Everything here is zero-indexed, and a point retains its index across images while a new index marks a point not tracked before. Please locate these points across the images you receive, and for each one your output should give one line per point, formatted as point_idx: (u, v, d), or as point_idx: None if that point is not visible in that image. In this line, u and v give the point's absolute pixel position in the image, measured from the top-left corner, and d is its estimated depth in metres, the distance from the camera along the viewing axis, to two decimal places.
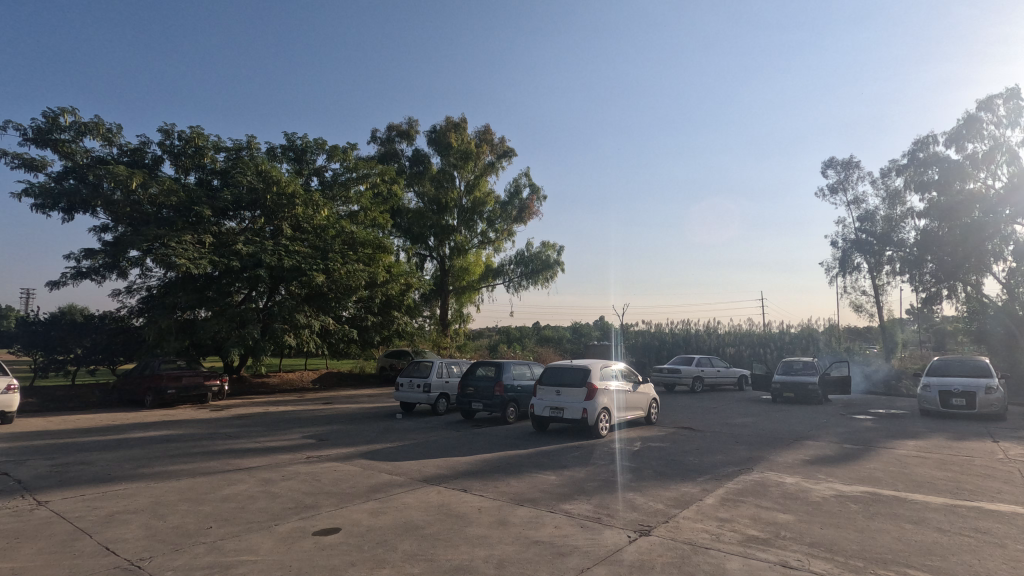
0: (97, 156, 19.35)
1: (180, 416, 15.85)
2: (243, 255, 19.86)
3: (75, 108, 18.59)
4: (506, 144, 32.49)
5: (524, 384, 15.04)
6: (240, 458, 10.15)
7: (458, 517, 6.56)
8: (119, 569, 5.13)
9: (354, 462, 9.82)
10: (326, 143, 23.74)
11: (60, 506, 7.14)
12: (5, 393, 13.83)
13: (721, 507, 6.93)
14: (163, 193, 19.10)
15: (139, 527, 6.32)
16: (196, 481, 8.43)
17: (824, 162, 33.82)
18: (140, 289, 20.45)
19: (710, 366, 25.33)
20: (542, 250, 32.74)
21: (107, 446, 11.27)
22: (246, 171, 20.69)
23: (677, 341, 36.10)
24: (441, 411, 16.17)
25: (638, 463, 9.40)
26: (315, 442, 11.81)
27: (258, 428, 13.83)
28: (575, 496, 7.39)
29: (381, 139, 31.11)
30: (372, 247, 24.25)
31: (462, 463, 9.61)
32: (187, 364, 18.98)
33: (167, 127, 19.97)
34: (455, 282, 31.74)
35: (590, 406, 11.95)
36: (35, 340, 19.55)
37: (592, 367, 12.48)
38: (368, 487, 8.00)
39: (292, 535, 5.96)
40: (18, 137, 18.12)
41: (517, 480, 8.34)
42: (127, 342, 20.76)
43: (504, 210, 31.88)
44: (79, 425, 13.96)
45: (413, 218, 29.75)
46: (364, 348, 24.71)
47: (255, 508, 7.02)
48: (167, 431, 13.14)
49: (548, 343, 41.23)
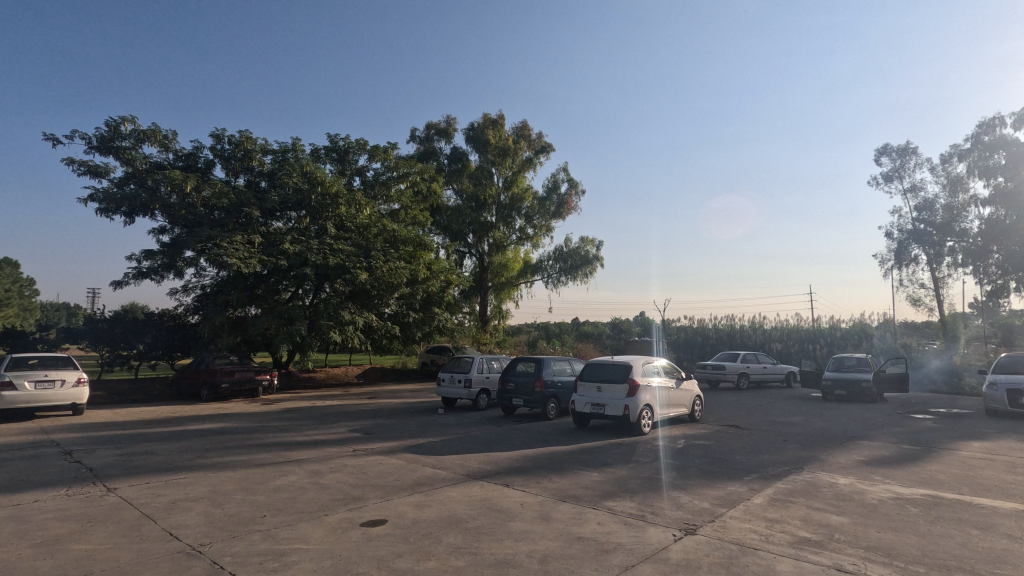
0: (155, 162, 20.37)
1: (233, 410, 16.54)
2: (290, 254, 20.47)
3: (134, 117, 19.59)
4: (544, 139, 32.45)
5: (565, 380, 15.00)
6: (291, 450, 10.53)
7: (501, 512, 6.61)
8: (182, 553, 5.42)
9: (399, 455, 10.03)
10: (367, 143, 24.24)
11: (128, 492, 7.59)
12: (76, 386, 14.75)
13: (770, 507, 6.74)
14: (215, 195, 19.94)
15: (199, 514, 6.66)
16: (250, 472, 8.80)
17: (878, 149, 32.16)
18: (195, 287, 21.44)
19: (756, 362, 24.65)
20: (581, 245, 32.54)
21: (168, 437, 11.89)
22: (292, 173, 21.34)
23: (721, 337, 35.28)
24: (482, 407, 16.33)
25: (682, 461, 9.25)
26: (360, 436, 12.12)
27: (305, 421, 14.30)
28: (619, 494, 7.33)
29: (421, 138, 31.58)
30: (413, 245, 24.67)
31: (504, 459, 9.68)
32: (240, 359, 19.76)
33: (218, 131, 20.92)
34: (494, 278, 31.96)
35: (631, 402, 11.83)
36: (102, 337, 20.75)
37: (633, 363, 12.34)
38: (413, 481, 8.17)
39: (340, 526, 6.14)
40: (84, 146, 19.29)
41: (560, 477, 8.34)
42: (184, 338, 21.83)
43: (542, 205, 31.77)
44: (142, 417, 14.76)
45: (452, 216, 30.07)
46: (406, 344, 25.16)
47: (305, 498, 7.28)
48: (222, 424, 13.76)
49: (587, 339, 40.96)
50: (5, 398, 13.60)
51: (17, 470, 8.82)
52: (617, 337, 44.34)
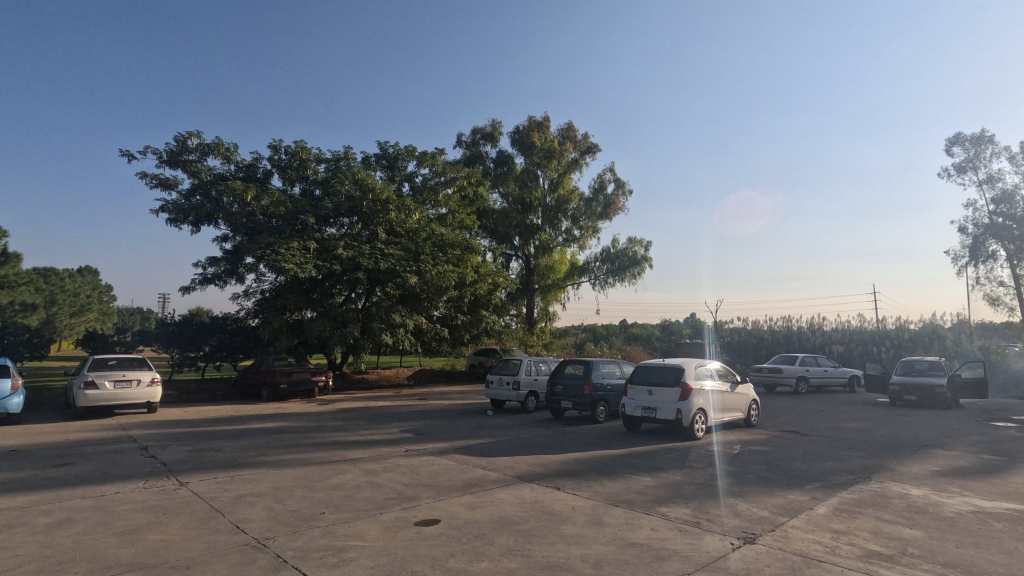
0: (218, 173, 21.47)
1: (292, 410, 17.21)
2: (343, 259, 21.13)
3: (199, 131, 20.74)
4: (590, 139, 32.27)
5: (614, 383, 14.82)
6: (347, 449, 10.85)
7: (553, 514, 6.60)
8: (248, 546, 5.68)
9: (450, 456, 10.16)
10: (416, 149, 24.75)
11: (198, 486, 8.03)
12: (150, 385, 15.68)
13: (836, 517, 6.43)
14: (273, 204, 20.82)
15: (263, 509, 6.96)
16: (308, 469, 9.12)
17: (949, 139, 30.17)
18: (255, 292, 22.43)
19: (816, 365, 23.58)
20: (628, 246, 32.12)
21: (232, 435, 12.48)
22: (345, 180, 22.04)
23: (777, 339, 33.96)
24: (530, 409, 16.35)
25: (739, 467, 8.97)
26: (412, 436, 12.36)
27: (359, 421, 14.70)
28: (673, 500, 7.18)
29: (467, 142, 31.98)
30: (460, 248, 24.99)
31: (554, 462, 9.65)
32: (297, 361, 20.54)
33: (275, 142, 21.89)
34: (541, 280, 31.96)
35: (684, 406, 11.53)
36: (172, 339, 22.02)
37: (685, 366, 12.03)
38: (464, 482, 8.26)
39: (395, 524, 6.27)
40: (155, 160, 20.56)
41: (611, 481, 8.24)
42: (245, 341, 22.92)
43: (589, 206, 31.56)
44: (209, 416, 15.57)
45: (498, 219, 30.30)
46: (455, 347, 25.54)
47: (360, 496, 7.49)
48: (282, 423, 14.33)
49: (636, 341, 40.35)
50: (88, 396, 14.63)
51: (99, 463, 9.48)
52: (666, 339, 43.47)
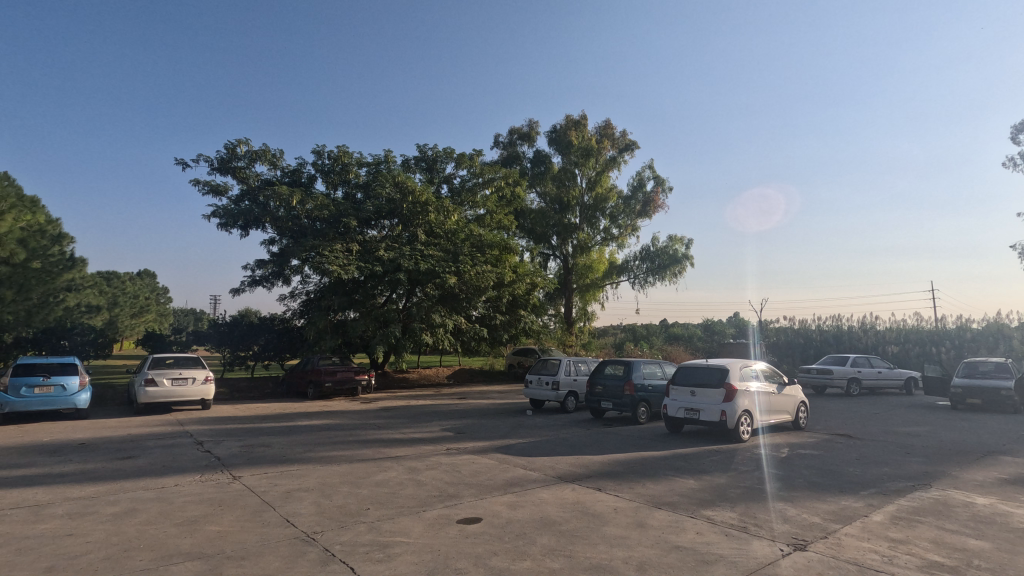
0: (265, 179, 22.29)
1: (336, 408, 17.69)
2: (384, 260, 21.53)
3: (248, 139, 21.57)
4: (628, 137, 31.95)
5: (655, 384, 14.60)
6: (390, 447, 11.08)
7: (595, 515, 6.55)
8: (297, 539, 5.87)
9: (490, 455, 10.23)
10: (454, 151, 25.02)
11: (250, 481, 8.34)
12: (204, 383, 16.40)
13: (893, 525, 6.15)
14: (317, 208, 21.44)
15: (311, 503, 7.19)
16: (353, 466, 9.36)
17: (1014, 127, 28.35)
18: (301, 293, 23.14)
19: (868, 366, 22.61)
20: (669, 244, 31.57)
21: (281, 432, 12.92)
22: (385, 183, 22.48)
23: (827, 339, 32.70)
24: (570, 409, 16.28)
25: (788, 471, 8.69)
26: (453, 435, 12.50)
27: (401, 420, 14.98)
28: (718, 503, 7.01)
29: (504, 143, 32.10)
30: (498, 249, 25.13)
31: (594, 462, 9.60)
32: (341, 360, 21.08)
33: (319, 148, 22.57)
34: (579, 280, 31.80)
35: (729, 407, 11.25)
36: (223, 339, 22.94)
37: (730, 367, 11.74)
38: (505, 481, 8.30)
39: (438, 521, 6.37)
40: (207, 167, 21.50)
41: (653, 483, 8.12)
42: (292, 340, 23.69)
43: (627, 205, 31.25)
44: (259, 413, 16.15)
45: (536, 218, 30.26)
46: (493, 346, 25.71)
47: (404, 493, 7.62)
48: (327, 420, 14.73)
49: (677, 341, 39.61)
50: (148, 393, 15.44)
51: (159, 457, 9.99)
52: (708, 339, 42.52)
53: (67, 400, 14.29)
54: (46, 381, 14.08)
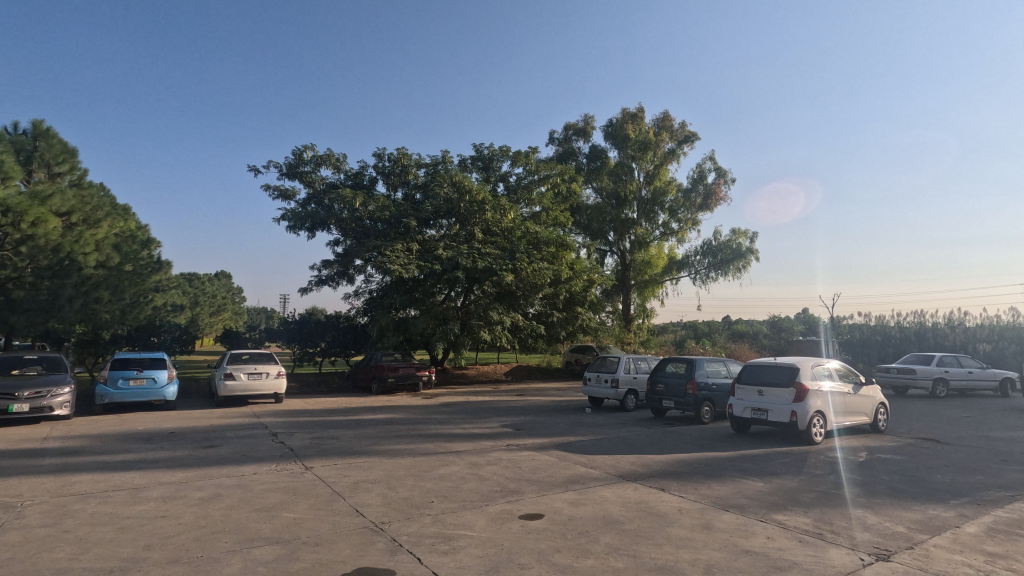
0: (330, 182, 23.25)
1: (399, 403, 18.22)
2: (443, 259, 21.90)
3: (313, 144, 22.56)
4: (688, 128, 31.17)
5: (719, 383, 14.14)
6: (452, 442, 11.30)
7: (658, 516, 6.42)
8: (366, 528, 6.10)
9: (550, 452, 10.24)
10: (510, 149, 25.15)
11: (321, 471, 8.74)
12: (276, 378, 17.30)
13: (989, 538, 5.68)
14: (379, 209, 22.14)
15: (378, 495, 7.45)
16: (416, 460, 9.61)
17: None
18: (364, 292, 23.96)
19: (957, 366, 20.94)
20: (732, 238, 30.49)
21: (348, 425, 13.45)
22: (443, 184, 22.93)
23: (908, 337, 30.58)
24: (630, 408, 16.04)
25: (867, 476, 8.18)
26: (512, 431, 12.60)
27: (461, 415, 15.22)
28: (790, 507, 6.71)
29: (559, 139, 31.94)
30: (555, 246, 25.08)
31: (656, 462, 9.41)
32: (403, 357, 21.71)
33: (380, 151, 23.32)
34: (637, 276, 31.26)
35: (800, 408, 10.72)
36: (293, 336, 24.12)
37: (801, 365, 11.19)
38: (566, 478, 8.29)
39: (500, 516, 6.44)
40: (277, 173, 22.68)
41: (719, 484, 7.87)
42: (356, 338, 24.61)
43: (688, 198, 30.64)
44: (327, 407, 16.88)
45: (592, 214, 29.83)
46: (550, 344, 25.70)
47: (466, 487, 7.76)
48: (391, 415, 15.21)
49: (741, 339, 38.17)
50: (227, 387, 16.46)
51: (238, 446, 10.64)
52: (775, 336, 40.72)
53: (157, 392, 15.43)
54: (139, 375, 15.29)
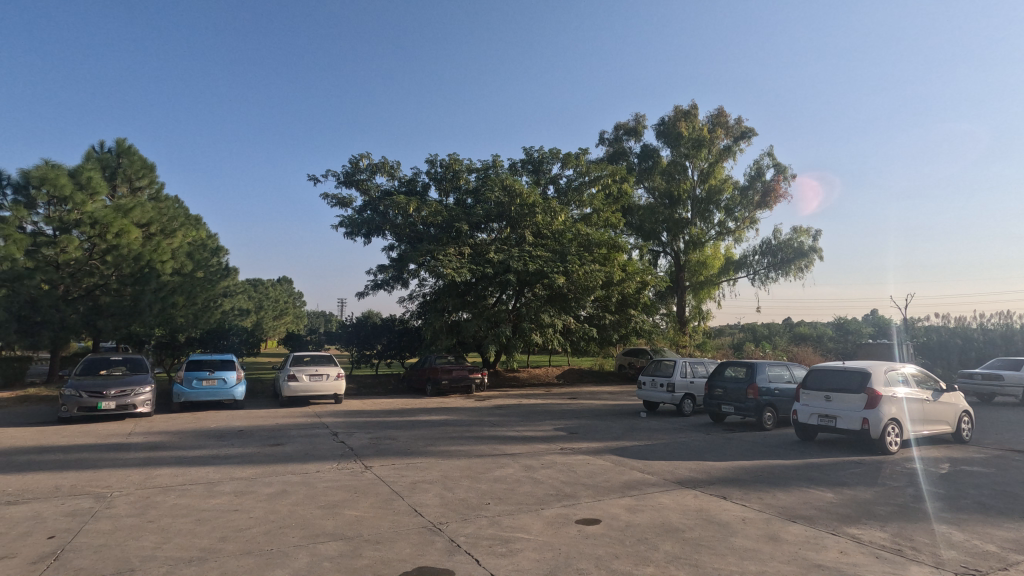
0: (385, 189, 23.92)
1: (453, 405, 18.49)
2: (495, 262, 22.05)
3: (369, 153, 23.25)
4: (744, 124, 30.17)
5: (783, 388, 13.55)
6: (506, 444, 11.34)
7: (721, 525, 6.21)
8: (425, 528, 6.21)
9: (605, 456, 10.09)
10: (560, 151, 25.09)
11: (381, 471, 8.98)
12: (335, 379, 17.92)
13: None
14: (431, 214, 22.56)
15: (435, 495, 7.58)
16: (471, 462, 9.70)
17: None
18: (418, 296, 24.44)
19: None
20: (792, 236, 29.21)
21: (404, 426, 13.75)
22: (494, 188, 23.12)
23: (992, 340, 28.35)
24: (687, 413, 15.61)
25: (950, 490, 7.62)
26: (566, 435, 12.50)
27: (515, 418, 15.26)
28: (865, 520, 6.33)
29: (610, 140, 31.59)
30: (606, 248, 24.81)
31: (717, 469, 9.11)
32: (456, 359, 22.01)
33: (432, 157, 23.78)
34: (692, 277, 30.45)
35: (872, 415, 10.11)
36: (351, 339, 24.91)
37: (873, 370, 10.56)
38: (622, 483, 8.16)
39: (557, 520, 6.41)
40: (335, 182, 23.51)
41: (785, 493, 7.53)
42: (411, 340, 25.17)
43: (744, 196, 29.63)
44: (384, 408, 17.33)
45: (644, 215, 29.20)
46: (603, 347, 25.41)
47: (521, 490, 7.77)
48: (445, 416, 15.43)
49: (804, 341, 36.48)
50: (291, 387, 17.19)
51: (302, 444, 11.10)
52: (842, 339, 38.66)
53: (227, 392, 16.29)
54: (211, 375, 16.22)
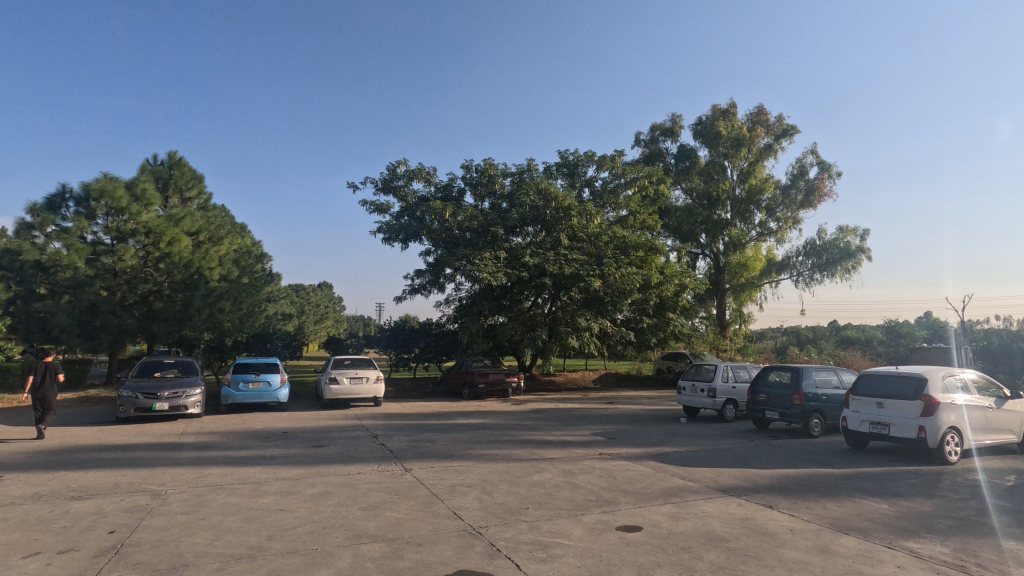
0: (421, 195, 24.27)
1: (489, 408, 18.55)
2: (530, 265, 22.04)
3: (405, 160, 23.63)
4: (786, 121, 29.35)
5: (831, 394, 13.06)
6: (544, 448, 11.29)
7: (768, 535, 6.02)
8: (465, 532, 6.24)
9: (645, 462, 9.93)
10: (595, 153, 24.92)
11: (420, 473, 9.08)
12: (375, 382, 18.24)
13: None
14: (467, 219, 22.74)
15: (474, 498, 7.61)
16: (510, 465, 9.70)
17: None
18: (454, 300, 24.65)
19: None
20: (839, 236, 28.17)
21: (442, 429, 13.87)
22: (529, 192, 23.14)
23: None
24: (729, 419, 15.22)
25: (1018, 503, 7.17)
26: (604, 440, 12.37)
27: (552, 422, 15.18)
28: (924, 534, 6.02)
29: (646, 141, 31.22)
30: (643, 250, 24.48)
31: (762, 477, 8.84)
32: (492, 363, 22.08)
33: (467, 163, 24.00)
34: (732, 279, 29.74)
35: (929, 423, 9.63)
36: (390, 342, 25.32)
37: (930, 376, 10.05)
38: (663, 490, 8.00)
39: (597, 527, 6.34)
40: (373, 189, 23.99)
41: (836, 503, 7.23)
42: (448, 344, 25.43)
43: (786, 195, 28.79)
44: (422, 411, 17.53)
45: (682, 216, 28.63)
46: (641, 350, 25.07)
47: (560, 495, 7.73)
48: (483, 420, 15.50)
49: (852, 345, 35.10)
50: (332, 390, 17.60)
51: (344, 446, 11.33)
52: (894, 342, 37.03)
53: (272, 394, 16.80)
54: (257, 378, 16.76)
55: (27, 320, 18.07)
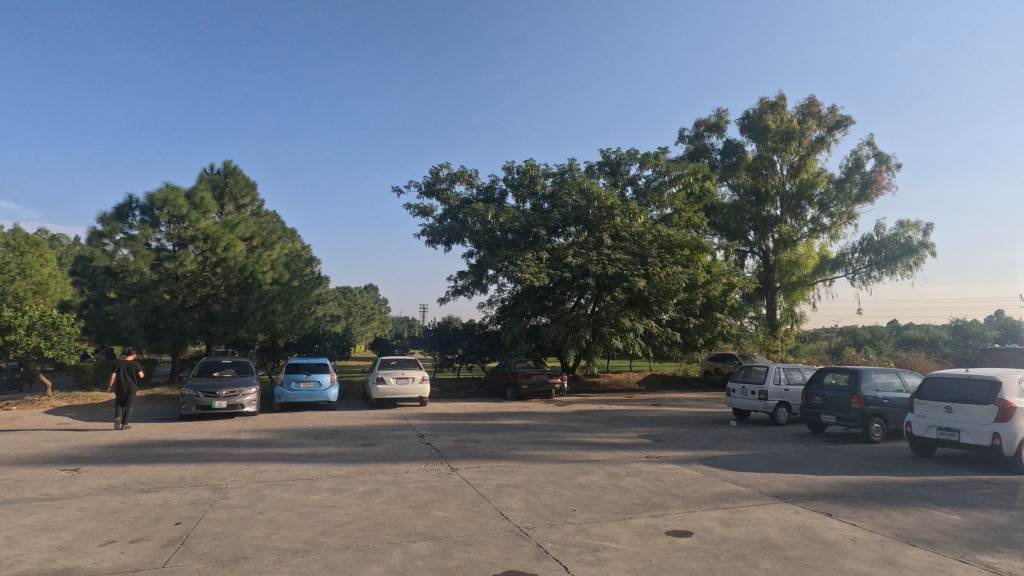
0: (464, 198, 24.56)
1: (533, 409, 18.54)
2: (573, 266, 21.91)
3: (448, 163, 23.92)
4: (839, 112, 28.12)
5: (892, 397, 12.40)
6: (589, 450, 11.19)
7: (827, 544, 5.76)
8: (512, 533, 6.24)
9: (694, 466, 9.69)
10: (638, 152, 24.56)
11: (466, 473, 9.16)
12: (420, 382, 18.53)
13: None
14: (509, 220, 22.82)
15: (521, 499, 7.61)
16: (555, 467, 9.66)
17: None
18: (497, 301, 24.78)
19: None
20: (899, 231, 26.77)
21: (487, 429, 13.95)
22: (571, 192, 23.00)
23: None
24: (782, 423, 14.68)
25: None
26: (651, 443, 12.15)
27: (597, 424, 15.04)
28: (1001, 548, 5.63)
29: (690, 138, 30.54)
30: (689, 248, 23.93)
31: (819, 483, 8.48)
32: (535, 364, 22.07)
33: (508, 164, 24.10)
34: (783, 278, 28.71)
35: (1003, 430, 9.01)
36: (434, 343, 25.68)
37: (1004, 379, 9.39)
38: (714, 495, 7.79)
39: (646, 531, 6.23)
40: (417, 192, 24.39)
41: (901, 513, 6.86)
42: (491, 345, 25.58)
43: (841, 189, 27.58)
44: (466, 411, 17.70)
45: (729, 214, 27.85)
46: (687, 351, 24.55)
47: (607, 498, 7.64)
48: (527, 421, 15.51)
49: (914, 346, 33.28)
50: (379, 389, 17.99)
51: (392, 445, 11.54)
52: (961, 343, 34.91)
53: (322, 394, 17.31)
54: (308, 377, 17.31)
55: (99, 322, 19.19)
